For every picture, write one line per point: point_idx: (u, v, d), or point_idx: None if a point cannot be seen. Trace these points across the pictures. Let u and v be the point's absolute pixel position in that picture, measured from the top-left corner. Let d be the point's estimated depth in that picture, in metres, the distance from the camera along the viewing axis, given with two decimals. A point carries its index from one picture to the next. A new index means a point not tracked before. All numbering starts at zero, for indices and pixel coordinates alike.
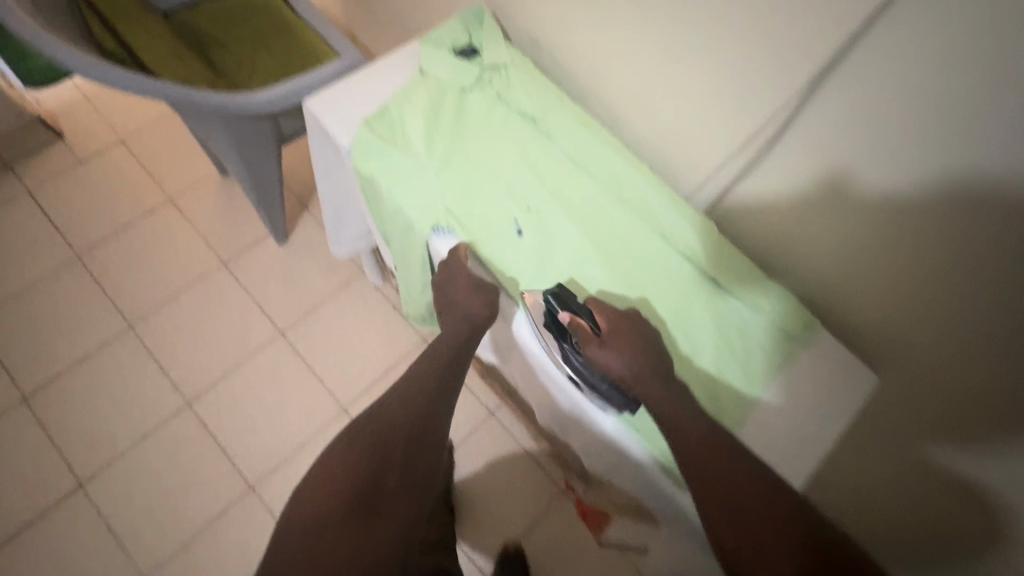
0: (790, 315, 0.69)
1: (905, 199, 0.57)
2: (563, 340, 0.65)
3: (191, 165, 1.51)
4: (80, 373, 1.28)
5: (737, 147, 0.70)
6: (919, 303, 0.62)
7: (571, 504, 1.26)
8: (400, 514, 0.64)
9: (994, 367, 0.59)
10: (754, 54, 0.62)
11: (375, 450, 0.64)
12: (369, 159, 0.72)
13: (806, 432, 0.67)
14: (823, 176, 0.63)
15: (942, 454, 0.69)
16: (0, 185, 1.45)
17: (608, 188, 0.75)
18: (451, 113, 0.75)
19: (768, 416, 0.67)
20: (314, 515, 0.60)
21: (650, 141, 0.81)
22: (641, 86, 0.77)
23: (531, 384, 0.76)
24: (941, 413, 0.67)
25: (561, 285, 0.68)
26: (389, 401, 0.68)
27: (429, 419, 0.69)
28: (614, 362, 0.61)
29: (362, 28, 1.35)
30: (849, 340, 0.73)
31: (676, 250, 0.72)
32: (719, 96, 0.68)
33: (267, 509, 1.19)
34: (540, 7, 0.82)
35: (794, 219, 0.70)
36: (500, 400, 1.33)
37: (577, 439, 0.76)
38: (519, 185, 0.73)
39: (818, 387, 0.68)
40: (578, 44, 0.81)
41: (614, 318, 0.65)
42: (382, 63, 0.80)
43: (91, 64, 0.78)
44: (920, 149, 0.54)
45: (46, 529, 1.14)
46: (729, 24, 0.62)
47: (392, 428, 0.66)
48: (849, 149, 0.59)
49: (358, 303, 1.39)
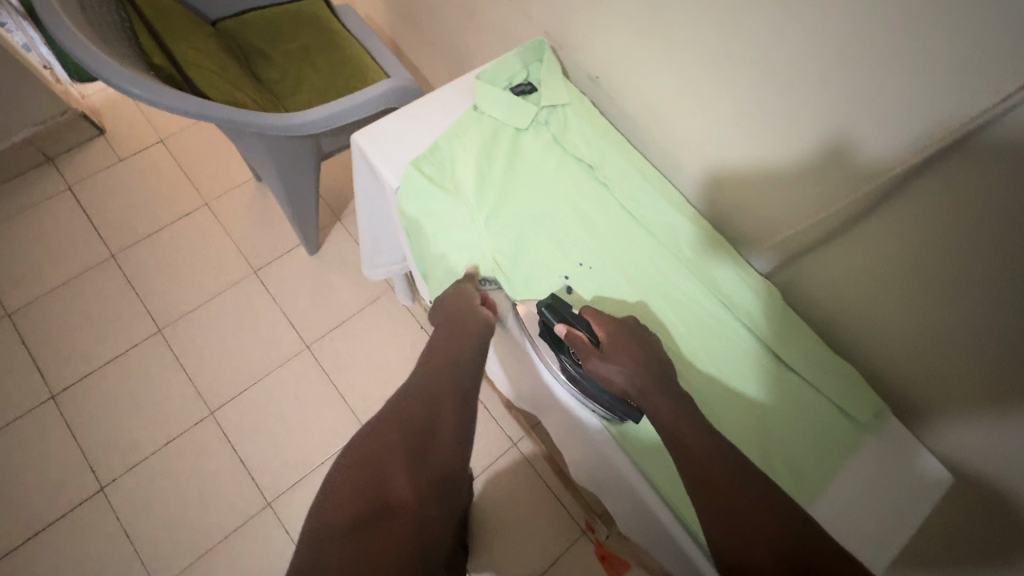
0: (858, 401, 0.64)
1: (896, 164, 0.54)
2: (561, 351, 0.63)
3: (228, 170, 1.51)
4: (108, 373, 1.28)
5: (745, 134, 0.67)
6: (910, 276, 0.59)
7: (590, 544, 1.22)
8: (415, 516, 0.52)
9: (992, 345, 0.55)
10: (825, 115, 0.58)
11: (373, 452, 0.56)
12: (418, 202, 0.71)
13: (874, 505, 0.62)
14: (815, 148, 0.61)
15: (952, 448, 0.65)
16: (42, 180, 1.46)
17: (665, 245, 0.72)
18: (505, 156, 0.74)
19: (843, 491, 0.62)
20: (323, 532, 0.50)
21: (660, 132, 0.79)
22: (703, 138, 0.73)
23: (566, 440, 0.73)
24: (946, 395, 0.62)
25: (556, 295, 0.64)
26: (387, 404, 0.61)
27: (435, 406, 0.60)
28: (616, 376, 0.59)
29: (407, 42, 1.33)
30: (846, 325, 0.70)
31: (737, 319, 0.68)
32: (792, 162, 0.64)
33: (283, 526, 1.17)
34: (589, 36, 0.81)
35: (786, 194, 0.67)
36: (524, 431, 1.29)
37: (615, 507, 0.71)
38: (570, 237, 0.71)
39: (890, 477, 0.64)
40: (618, 65, 0.79)
41: (612, 327, 0.62)
42: (438, 98, 0.79)
43: (137, 82, 0.76)
44: (915, 109, 0.50)
45: (65, 531, 1.15)
46: (807, 89, 0.58)
47: (391, 424, 0.58)
48: (845, 118, 0.56)
49: (386, 320, 1.37)
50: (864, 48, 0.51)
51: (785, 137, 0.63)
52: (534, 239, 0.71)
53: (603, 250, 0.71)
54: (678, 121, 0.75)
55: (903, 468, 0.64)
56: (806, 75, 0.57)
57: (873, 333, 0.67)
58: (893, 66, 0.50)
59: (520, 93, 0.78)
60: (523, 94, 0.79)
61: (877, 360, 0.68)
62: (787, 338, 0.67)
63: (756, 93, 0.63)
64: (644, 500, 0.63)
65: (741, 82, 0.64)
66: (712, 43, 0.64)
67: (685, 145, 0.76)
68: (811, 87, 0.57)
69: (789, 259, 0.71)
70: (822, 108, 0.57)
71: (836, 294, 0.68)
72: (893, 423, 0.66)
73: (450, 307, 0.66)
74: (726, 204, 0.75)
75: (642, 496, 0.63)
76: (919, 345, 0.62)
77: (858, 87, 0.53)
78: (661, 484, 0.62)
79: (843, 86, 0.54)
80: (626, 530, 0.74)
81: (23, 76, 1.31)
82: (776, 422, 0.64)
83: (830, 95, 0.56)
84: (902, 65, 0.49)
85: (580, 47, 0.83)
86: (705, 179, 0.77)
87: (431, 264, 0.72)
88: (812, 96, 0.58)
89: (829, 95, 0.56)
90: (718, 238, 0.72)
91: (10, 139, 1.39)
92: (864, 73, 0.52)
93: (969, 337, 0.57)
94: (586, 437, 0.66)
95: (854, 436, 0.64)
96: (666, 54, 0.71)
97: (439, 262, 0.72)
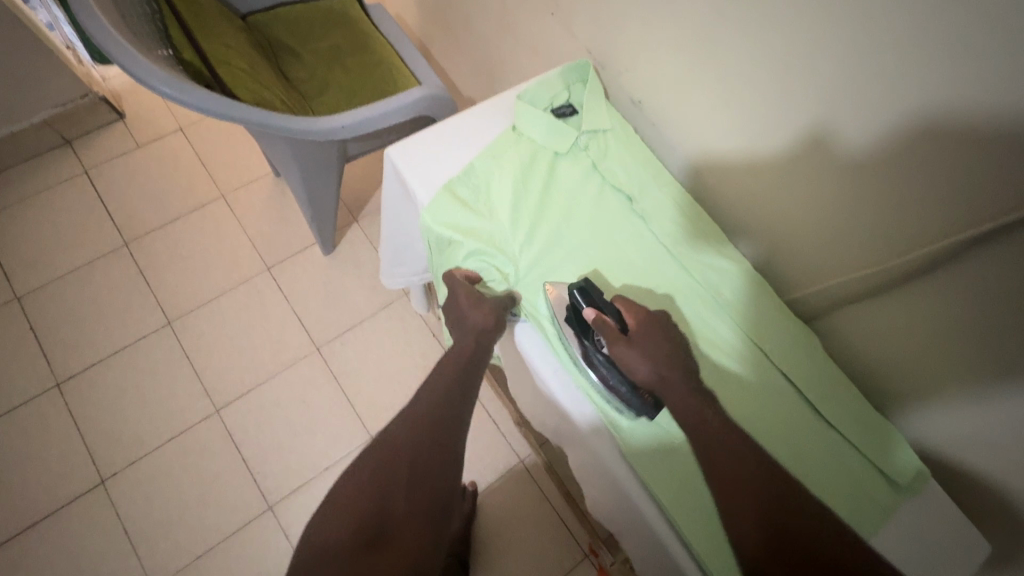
0: (876, 443, 0.63)
1: (883, 142, 0.55)
2: (586, 337, 0.61)
3: (247, 163, 1.49)
4: (114, 364, 1.26)
5: (744, 125, 0.69)
6: (892, 253, 0.60)
7: (592, 568, 1.19)
8: (411, 536, 0.57)
9: (973, 319, 0.56)
10: (820, 106, 0.59)
11: (374, 485, 0.59)
12: (446, 222, 0.69)
13: (909, 542, 0.61)
14: (806, 137, 0.62)
15: (944, 442, 0.64)
16: (59, 162, 1.45)
17: (701, 285, 0.69)
18: (541, 179, 0.72)
19: (889, 534, 0.61)
20: (325, 541, 0.57)
21: (666, 131, 0.80)
22: (738, 164, 0.72)
23: (586, 477, 0.70)
24: (933, 384, 0.62)
25: (587, 280, 0.62)
26: (390, 427, 0.63)
27: (436, 436, 0.61)
28: (642, 366, 0.57)
29: (437, 46, 1.32)
30: (833, 319, 0.70)
31: (776, 366, 0.66)
32: (843, 203, 0.62)
33: (283, 530, 1.16)
34: (613, 44, 0.81)
35: (779, 183, 0.68)
36: (531, 447, 1.28)
37: (632, 550, 0.69)
38: (601, 266, 0.69)
39: (933, 525, 0.62)
40: (635, 71, 0.79)
41: (642, 317, 0.60)
42: (478, 118, 0.78)
43: (164, 78, 0.73)
44: (900, 92, 0.52)
45: (63, 523, 1.13)
46: (863, 125, 0.56)
47: (393, 451, 0.60)
48: (839, 108, 0.58)
49: (398, 326, 1.35)
50: (923, 81, 0.50)
51: (840, 179, 0.61)
52: (564, 271, 0.68)
53: (640, 286, 0.69)
54: (724, 158, 0.74)
55: (945, 512, 0.62)
56: (803, 69, 0.59)
57: (921, 394, 0.64)
58: (885, 60, 0.52)
59: (560, 116, 0.77)
60: (563, 116, 0.77)
61: (924, 425, 0.65)
62: (825, 391, 0.65)
63: (780, 103, 0.63)
64: (669, 551, 0.59)
65: (790, 118, 0.63)
66: (757, 75, 0.63)
67: (689, 140, 0.77)
68: (856, 113, 0.56)
69: (836, 307, 0.69)
70: (879, 148, 0.56)
71: (858, 320, 0.68)
72: (932, 482, 0.62)
73: (463, 306, 0.65)
74: (726, 200, 0.77)
75: (669, 548, 0.59)
76: (955, 389, 0.60)
77: (899, 110, 0.53)
78: (690, 535, 0.57)
79: (863, 90, 0.55)
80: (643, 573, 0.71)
81: (46, 57, 1.29)
82: (813, 477, 0.61)
83: (846, 99, 0.57)
84: (895, 61, 0.51)
85: (623, 69, 0.81)
86: (728, 191, 0.76)
87: (462, 267, 0.69)
88: (853, 120, 0.57)
89: (889, 132, 0.55)
90: (738, 256, 0.71)
91: (29, 119, 1.38)
92: (885, 79, 0.52)
93: (949, 312, 0.58)
94: (608, 477, 0.63)
95: (894, 501, 0.62)
96: (713, 83, 0.69)
97: (475, 266, 0.68)
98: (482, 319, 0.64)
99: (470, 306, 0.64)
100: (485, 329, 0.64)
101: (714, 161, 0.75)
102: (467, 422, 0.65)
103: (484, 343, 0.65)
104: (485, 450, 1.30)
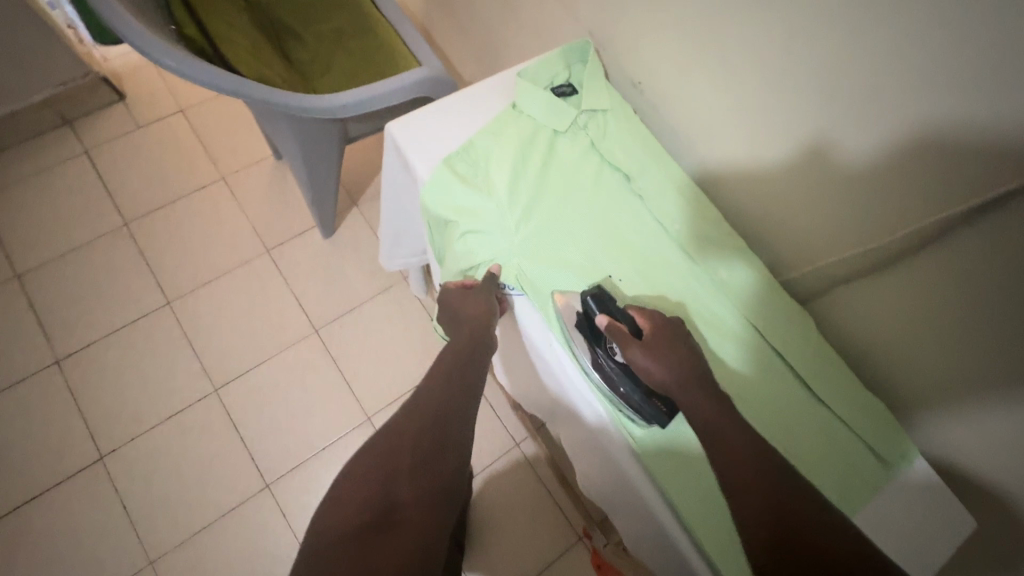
0: (866, 423, 0.64)
1: (884, 149, 0.57)
2: (597, 344, 0.61)
3: (247, 145, 1.49)
4: (114, 344, 1.27)
5: (745, 120, 0.69)
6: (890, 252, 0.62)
7: (586, 550, 1.21)
8: (423, 519, 0.57)
9: (965, 318, 0.58)
10: (823, 106, 0.60)
11: (380, 470, 0.59)
12: (443, 197, 0.70)
13: (887, 511, 0.62)
14: (806, 138, 0.64)
15: (934, 435, 0.66)
16: (59, 142, 1.45)
17: (698, 264, 0.70)
18: (541, 156, 0.73)
19: (871, 506, 0.63)
20: (334, 524, 0.56)
21: (668, 119, 0.80)
22: (738, 159, 0.73)
23: (581, 453, 0.71)
24: (924, 377, 0.64)
25: (602, 287, 0.63)
26: (398, 415, 0.65)
27: (442, 418, 0.64)
28: (656, 368, 0.57)
29: (439, 30, 1.32)
30: (827, 312, 0.72)
31: (770, 344, 0.67)
32: (839, 201, 0.64)
33: (279, 509, 1.17)
34: (615, 27, 0.81)
35: (779, 180, 0.69)
36: (528, 432, 1.29)
37: (624, 524, 0.70)
38: (597, 242, 0.70)
39: (914, 497, 0.63)
40: (636, 54, 0.80)
41: (657, 321, 0.60)
42: (479, 94, 0.79)
43: (165, 51, 0.73)
44: (902, 99, 0.53)
45: (61, 499, 1.14)
46: (865, 124, 0.57)
47: (403, 436, 0.62)
48: (841, 109, 0.59)
49: (397, 310, 1.35)
50: (931, 84, 0.51)
51: (845, 179, 0.62)
52: (563, 249, 0.69)
53: (635, 268, 0.69)
54: (730, 158, 0.74)
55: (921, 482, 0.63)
56: (805, 66, 0.60)
57: (917, 391, 0.66)
58: (886, 61, 0.53)
59: (560, 94, 0.78)
60: (563, 95, 0.78)
61: (918, 413, 0.67)
62: (817, 369, 0.66)
63: (783, 102, 0.64)
64: (662, 523, 0.60)
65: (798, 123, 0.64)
66: (760, 72, 0.64)
67: (691, 132, 0.78)
68: (859, 115, 0.58)
69: (832, 290, 0.70)
70: (881, 153, 0.57)
71: (854, 315, 0.69)
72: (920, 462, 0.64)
73: (456, 306, 0.69)
74: (724, 192, 0.78)
75: (659, 516, 0.60)
76: (946, 384, 0.62)
77: (899, 120, 0.54)
78: (674, 496, 0.59)
79: (864, 95, 0.56)
80: (634, 549, 0.72)
81: (46, 35, 1.29)
82: (801, 452, 0.63)
83: (848, 102, 0.58)
84: (894, 64, 0.53)
85: (624, 52, 0.82)
86: (728, 184, 0.77)
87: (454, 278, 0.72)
88: (855, 123, 0.58)
89: (889, 127, 0.56)
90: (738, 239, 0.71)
91: (29, 98, 1.38)
92: (887, 86, 0.54)
93: (943, 312, 0.59)
94: (601, 449, 0.64)
95: (879, 477, 0.63)
96: (719, 75, 0.69)
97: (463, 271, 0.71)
98: (472, 309, 0.68)
99: (463, 300, 0.69)
100: (475, 322, 0.68)
101: (714, 154, 0.76)
102: (471, 412, 0.67)
103: (478, 334, 0.68)
104: (481, 434, 1.31)
